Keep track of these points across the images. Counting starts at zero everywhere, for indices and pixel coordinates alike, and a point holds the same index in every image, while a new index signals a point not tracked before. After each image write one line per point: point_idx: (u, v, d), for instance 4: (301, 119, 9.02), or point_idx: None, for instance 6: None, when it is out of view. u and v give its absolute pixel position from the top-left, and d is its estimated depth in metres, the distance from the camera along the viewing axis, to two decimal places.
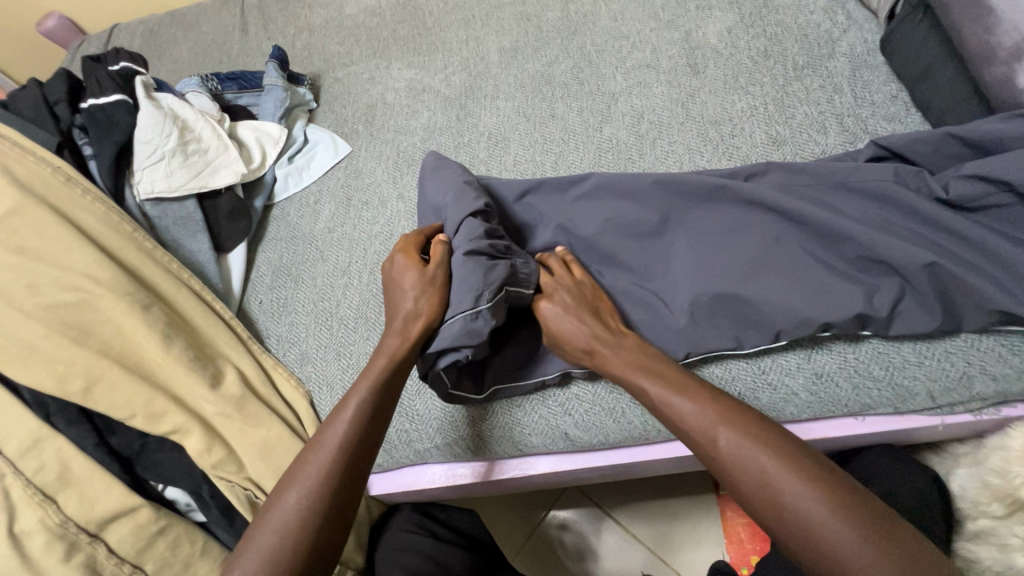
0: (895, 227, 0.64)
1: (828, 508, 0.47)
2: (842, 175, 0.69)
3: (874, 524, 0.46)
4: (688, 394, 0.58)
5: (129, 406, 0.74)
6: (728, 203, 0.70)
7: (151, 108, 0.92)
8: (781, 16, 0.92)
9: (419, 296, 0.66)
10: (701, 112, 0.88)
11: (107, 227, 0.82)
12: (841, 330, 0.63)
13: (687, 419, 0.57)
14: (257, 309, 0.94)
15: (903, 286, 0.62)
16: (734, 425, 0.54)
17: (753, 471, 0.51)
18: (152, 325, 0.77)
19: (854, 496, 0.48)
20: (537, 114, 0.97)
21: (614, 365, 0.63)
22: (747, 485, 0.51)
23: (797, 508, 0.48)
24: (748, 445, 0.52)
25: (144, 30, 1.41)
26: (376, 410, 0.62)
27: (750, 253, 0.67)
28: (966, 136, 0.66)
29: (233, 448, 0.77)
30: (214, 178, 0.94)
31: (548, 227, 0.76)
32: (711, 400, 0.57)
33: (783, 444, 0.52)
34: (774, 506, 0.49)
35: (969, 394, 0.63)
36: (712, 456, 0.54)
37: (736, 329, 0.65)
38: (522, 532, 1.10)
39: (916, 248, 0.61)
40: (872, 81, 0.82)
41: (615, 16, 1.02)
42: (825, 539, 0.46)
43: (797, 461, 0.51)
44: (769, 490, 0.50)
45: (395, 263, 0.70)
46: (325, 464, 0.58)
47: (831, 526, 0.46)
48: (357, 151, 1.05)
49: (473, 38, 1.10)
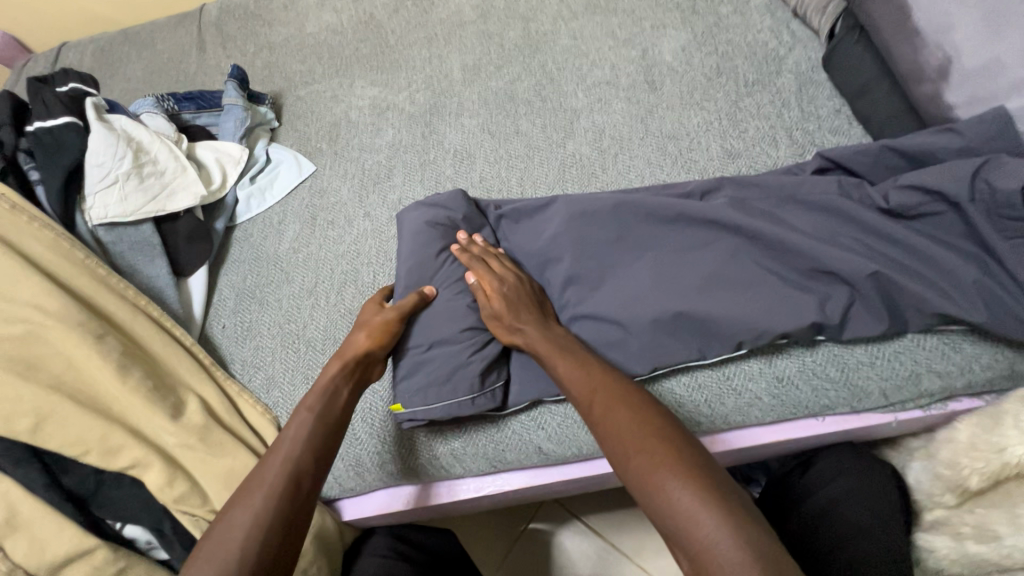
0: (839, 236, 0.68)
1: (666, 464, 0.52)
2: (791, 189, 0.73)
3: (707, 475, 0.51)
4: (583, 367, 0.63)
5: (84, 442, 0.72)
6: (683, 220, 0.73)
7: (103, 130, 0.89)
8: (731, 35, 0.96)
9: (383, 321, 0.72)
10: (660, 128, 0.90)
11: (57, 254, 0.79)
12: (796, 338, 0.66)
13: (578, 394, 0.62)
14: (220, 334, 0.91)
15: (852, 294, 0.65)
16: (611, 396, 0.59)
17: (618, 434, 0.56)
18: (107, 356, 0.74)
19: (703, 465, 0.52)
20: (500, 131, 0.98)
21: (530, 338, 0.68)
22: (612, 445, 0.56)
23: (656, 480, 0.51)
24: (615, 411, 0.58)
25: (94, 48, 1.37)
26: (324, 414, 0.65)
27: (706, 269, 0.70)
28: (903, 149, 0.71)
29: (197, 480, 0.74)
30: (172, 201, 0.91)
31: (514, 253, 0.81)
32: (600, 376, 0.62)
33: (658, 429, 0.55)
34: (624, 463, 0.55)
35: (918, 391, 0.67)
36: (591, 422, 0.60)
37: (699, 342, 0.68)
38: (500, 548, 1.10)
39: (861, 259, 0.65)
40: (817, 97, 0.87)
41: (575, 35, 1.05)
42: (660, 490, 0.51)
43: (653, 424, 0.56)
44: (632, 465, 0.54)
45: (368, 307, 0.76)
46: (281, 476, 0.59)
47: (681, 499, 0.49)
48: (321, 170, 1.04)
49: (436, 57, 1.11)
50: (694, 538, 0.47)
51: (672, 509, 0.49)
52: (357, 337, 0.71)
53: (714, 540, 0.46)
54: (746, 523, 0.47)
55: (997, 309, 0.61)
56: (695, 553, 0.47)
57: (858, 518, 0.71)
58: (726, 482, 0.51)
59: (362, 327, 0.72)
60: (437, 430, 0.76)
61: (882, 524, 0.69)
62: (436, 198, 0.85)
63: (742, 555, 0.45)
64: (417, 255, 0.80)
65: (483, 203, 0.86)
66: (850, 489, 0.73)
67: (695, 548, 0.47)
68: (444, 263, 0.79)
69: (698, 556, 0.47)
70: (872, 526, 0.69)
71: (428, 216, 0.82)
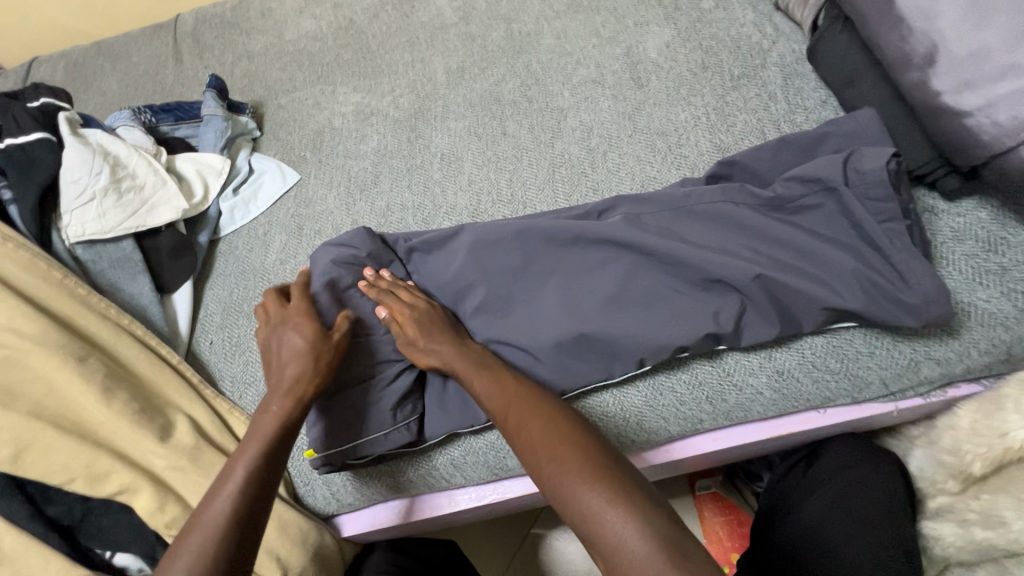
0: (731, 243, 0.68)
1: (575, 469, 0.52)
2: (681, 202, 0.73)
3: (615, 474, 0.51)
4: (498, 381, 0.63)
5: (68, 470, 0.69)
6: (582, 241, 0.73)
7: (77, 145, 0.86)
8: (714, 30, 0.96)
9: (330, 347, 0.68)
10: (648, 125, 0.90)
11: (34, 275, 0.76)
12: (695, 350, 0.67)
13: (494, 408, 0.61)
14: (208, 350, 0.88)
15: (742, 301, 0.66)
16: (524, 407, 0.59)
17: (532, 444, 0.56)
18: (90, 379, 0.71)
19: (613, 465, 0.52)
20: (487, 133, 0.97)
21: (450, 362, 0.66)
22: (528, 457, 0.56)
23: (568, 485, 0.51)
24: (530, 421, 0.58)
25: (66, 63, 1.33)
26: (275, 455, 0.61)
27: (606, 289, 0.69)
28: (810, 162, 0.69)
29: (189, 503, 0.71)
30: (152, 216, 0.89)
31: (424, 284, 0.79)
32: (515, 390, 0.61)
33: (568, 436, 0.55)
34: (540, 474, 0.54)
35: (918, 378, 0.67)
36: (508, 435, 0.59)
37: (603, 363, 0.68)
38: (505, 555, 1.08)
39: (744, 263, 0.65)
40: (803, 88, 0.86)
41: (559, 34, 1.04)
42: (572, 496, 0.51)
43: (565, 431, 0.56)
44: (547, 475, 0.54)
45: (292, 325, 0.69)
46: (230, 520, 0.55)
47: (592, 502, 0.49)
48: (306, 179, 1.02)
49: (419, 60, 1.10)
50: (606, 540, 0.47)
51: (584, 513, 0.49)
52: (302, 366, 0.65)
53: (624, 538, 0.47)
54: (653, 517, 0.47)
55: (877, 297, 0.62)
56: (608, 557, 0.47)
57: (867, 511, 0.70)
58: (636, 481, 0.51)
59: (304, 354, 0.66)
60: (431, 444, 0.74)
61: (891, 515, 0.69)
62: (340, 236, 0.81)
63: (650, 551, 0.45)
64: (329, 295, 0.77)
65: (389, 237, 0.83)
66: (859, 481, 0.73)
67: (607, 548, 0.47)
68: (349, 301, 0.76)
69: (611, 560, 0.47)
70: (883, 519, 0.69)
71: (334, 255, 0.78)
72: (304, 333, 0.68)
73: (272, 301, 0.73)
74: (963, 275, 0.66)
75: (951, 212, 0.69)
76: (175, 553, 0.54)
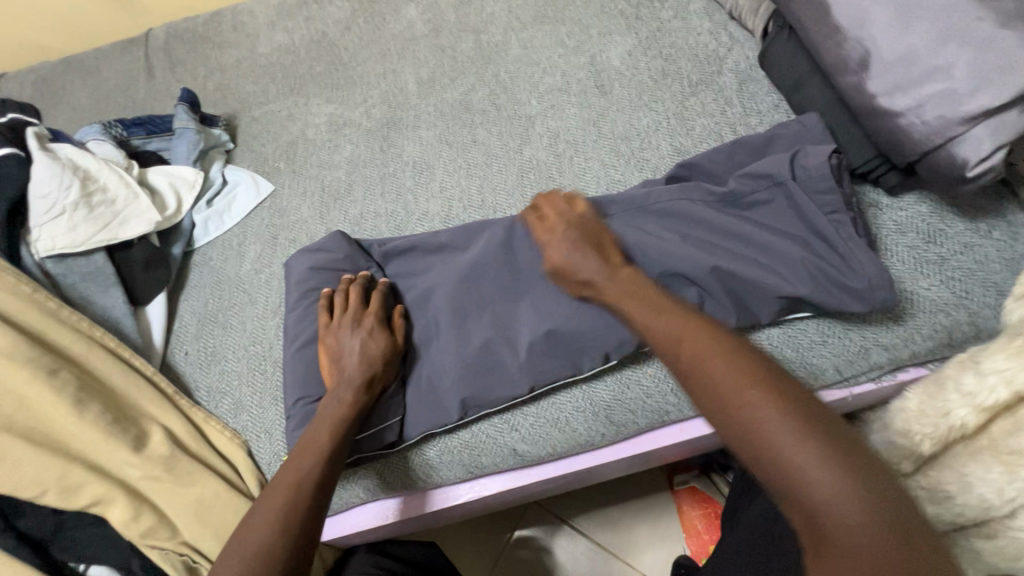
0: (689, 240, 0.71)
1: (779, 423, 0.46)
2: (642, 202, 0.76)
3: (827, 434, 0.45)
4: (666, 315, 0.57)
5: (40, 483, 0.70)
6: None
7: (46, 159, 0.86)
8: (673, 39, 1.00)
9: (394, 351, 0.72)
10: (612, 130, 0.93)
11: (3, 290, 0.76)
12: None
13: (663, 343, 0.55)
14: (183, 361, 0.89)
15: (701, 295, 0.69)
16: (702, 345, 0.53)
17: (718, 385, 0.50)
18: (61, 392, 0.71)
19: (820, 422, 0.46)
20: (458, 141, 0.99)
21: (613, 295, 0.62)
22: (708, 399, 0.50)
23: (770, 440, 0.46)
24: (713, 361, 0.51)
25: (36, 78, 1.33)
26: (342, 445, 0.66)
27: None
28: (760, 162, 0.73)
29: (165, 513, 0.72)
30: (125, 229, 0.89)
31: (401, 288, 0.81)
32: (687, 324, 0.55)
33: (764, 381, 0.49)
34: (726, 420, 0.49)
35: (868, 364, 0.70)
36: (680, 372, 0.53)
37: (571, 359, 0.70)
38: (489, 557, 1.09)
39: (700, 257, 0.68)
40: (757, 93, 0.91)
41: (525, 44, 1.07)
42: (776, 453, 0.45)
43: (758, 375, 0.49)
44: (738, 423, 0.48)
45: (362, 327, 0.72)
46: (298, 501, 0.61)
47: (801, 463, 0.44)
48: (280, 190, 1.03)
49: (390, 71, 1.12)
50: (817, 504, 0.43)
51: (791, 472, 0.44)
52: (376, 369, 0.70)
53: (841, 506, 0.42)
54: (873, 490, 0.43)
55: (828, 287, 0.66)
56: (811, 516, 0.43)
57: None
58: (842, 432, 0.46)
59: (374, 358, 0.70)
60: (407, 446, 0.75)
61: None
62: (317, 243, 0.84)
63: (871, 521, 0.41)
64: (304, 301, 0.80)
65: (364, 242, 0.85)
66: None
67: (818, 513, 0.43)
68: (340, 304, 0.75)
69: (817, 520, 0.43)
70: None
71: (310, 262, 0.82)
72: (374, 337, 0.71)
73: (353, 295, 0.75)
74: (907, 265, 0.70)
75: (894, 206, 0.74)
76: (246, 526, 0.60)
